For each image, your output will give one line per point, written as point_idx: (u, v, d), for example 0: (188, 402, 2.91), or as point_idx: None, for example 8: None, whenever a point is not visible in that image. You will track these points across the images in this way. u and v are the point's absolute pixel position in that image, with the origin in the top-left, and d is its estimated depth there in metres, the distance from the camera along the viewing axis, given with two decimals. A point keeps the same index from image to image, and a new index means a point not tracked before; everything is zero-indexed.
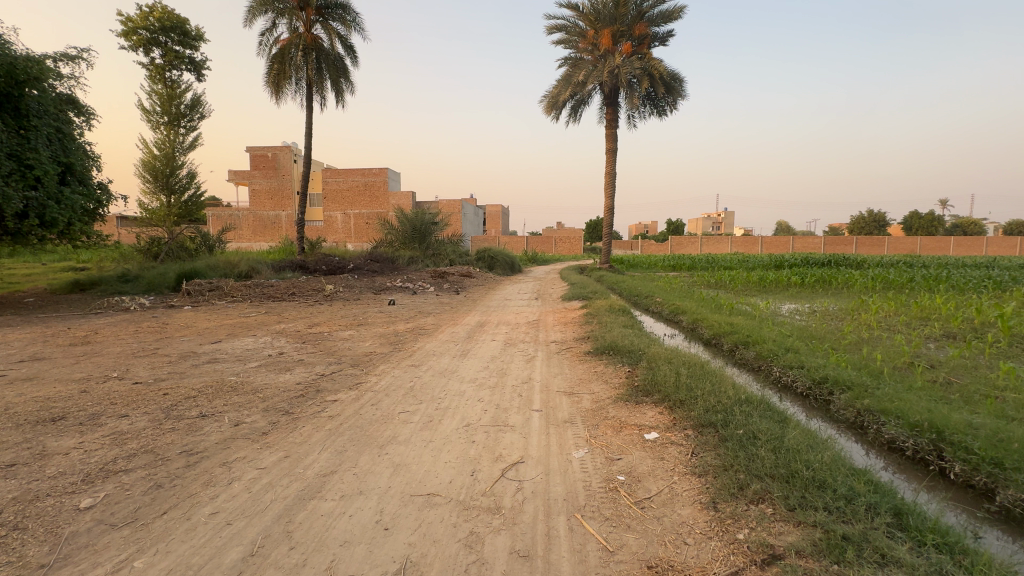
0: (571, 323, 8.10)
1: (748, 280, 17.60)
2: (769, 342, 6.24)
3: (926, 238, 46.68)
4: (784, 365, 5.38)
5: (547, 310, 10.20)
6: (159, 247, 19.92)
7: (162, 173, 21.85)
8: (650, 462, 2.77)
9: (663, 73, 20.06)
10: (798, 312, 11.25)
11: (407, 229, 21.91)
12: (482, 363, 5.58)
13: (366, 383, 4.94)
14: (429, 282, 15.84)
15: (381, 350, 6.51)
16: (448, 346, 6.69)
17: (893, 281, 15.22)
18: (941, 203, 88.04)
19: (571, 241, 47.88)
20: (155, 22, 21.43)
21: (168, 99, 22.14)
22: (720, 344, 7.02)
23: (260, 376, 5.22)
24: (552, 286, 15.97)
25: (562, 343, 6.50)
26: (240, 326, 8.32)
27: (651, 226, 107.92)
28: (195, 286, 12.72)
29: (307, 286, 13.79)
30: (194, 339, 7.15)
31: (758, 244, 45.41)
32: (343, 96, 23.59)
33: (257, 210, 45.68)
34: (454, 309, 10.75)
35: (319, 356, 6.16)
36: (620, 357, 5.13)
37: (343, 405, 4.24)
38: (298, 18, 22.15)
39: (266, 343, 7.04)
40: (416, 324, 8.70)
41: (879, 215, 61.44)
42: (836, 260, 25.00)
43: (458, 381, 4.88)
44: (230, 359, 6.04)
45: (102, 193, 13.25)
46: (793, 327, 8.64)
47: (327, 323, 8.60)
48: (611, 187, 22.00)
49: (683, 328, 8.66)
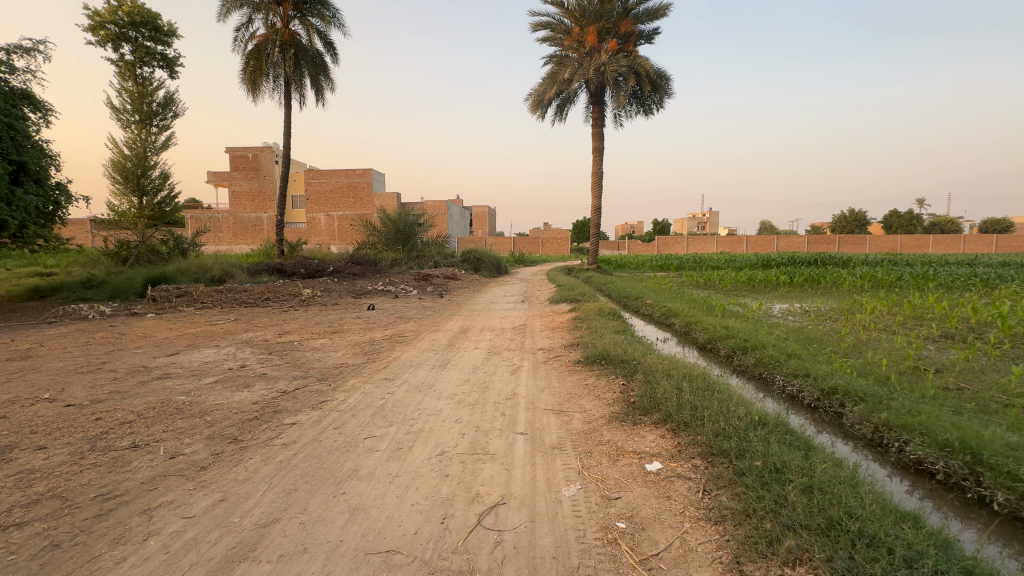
0: (559, 328, 7.65)
1: (736, 280, 17.37)
2: (769, 347, 5.88)
3: (907, 237, 47.36)
4: (788, 373, 5.00)
5: (534, 313, 9.73)
6: (129, 250, 19.10)
7: (133, 173, 20.88)
8: (656, 503, 2.33)
9: (650, 70, 19.81)
10: (791, 313, 10.98)
11: (390, 231, 21.30)
12: (462, 376, 5.10)
13: (334, 400, 4.44)
14: (412, 285, 15.31)
15: (353, 361, 5.98)
16: (426, 356, 6.19)
17: (882, 280, 15.08)
18: (918, 202, 89.68)
19: (558, 242, 47.56)
20: (124, 16, 20.52)
21: (139, 97, 21.25)
22: (717, 350, 6.64)
23: (213, 394, 4.67)
24: (540, 288, 15.57)
25: (550, 351, 6.04)
26: (203, 335, 7.72)
27: (638, 228, 108.49)
28: (161, 291, 12.02)
29: (283, 291, 13.15)
30: (148, 352, 6.53)
31: (743, 243, 45.67)
32: (323, 94, 22.92)
33: (237, 212, 44.52)
34: (436, 313, 10.26)
35: (284, 370, 5.62)
36: (613, 367, 4.70)
37: (302, 430, 3.72)
38: (274, 12, 21.39)
39: (229, 355, 6.47)
40: (395, 331, 8.17)
41: (859, 214, 62.40)
42: (822, 259, 25.00)
43: (435, 397, 4.40)
44: (185, 374, 5.47)
45: (61, 194, 12.50)
46: (790, 330, 8.30)
47: (298, 331, 8.03)
48: (598, 187, 21.68)
49: (676, 331, 8.29)
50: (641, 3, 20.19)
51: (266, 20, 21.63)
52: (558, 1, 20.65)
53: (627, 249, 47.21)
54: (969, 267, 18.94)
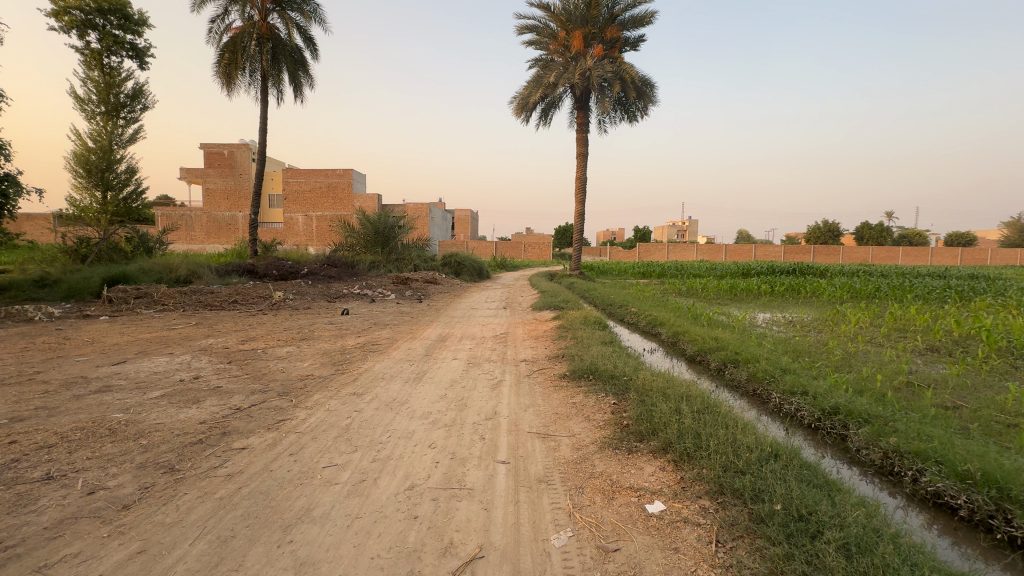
0: (543, 337, 7.29)
1: (719, 288, 17.33)
2: (762, 361, 5.62)
3: (878, 249, 48.68)
4: (784, 390, 4.74)
5: (516, 321, 9.35)
6: (89, 247, 18.07)
7: (97, 167, 19.80)
8: (662, 558, 1.97)
9: (635, 77, 19.77)
10: (775, 323, 10.86)
11: (369, 233, 20.69)
12: (438, 391, 4.67)
13: (294, 419, 3.98)
14: (390, 289, 14.81)
15: (320, 372, 5.50)
16: (401, 367, 5.75)
17: (861, 291, 15.18)
18: (888, 215, 92.62)
19: (540, 247, 47.32)
20: (91, 2, 19.54)
21: (106, 87, 20.24)
22: (706, 362, 6.37)
23: (156, 411, 4.14)
24: (522, 294, 15.21)
25: (533, 363, 5.67)
26: (157, 341, 7.11)
27: (619, 235, 109.67)
28: (119, 292, 11.24)
29: (253, 293, 12.50)
30: (91, 360, 5.91)
31: (722, 252, 46.26)
32: (301, 91, 22.24)
33: (210, 210, 43.06)
34: (414, 319, 9.82)
35: (242, 382, 5.11)
36: (602, 383, 4.35)
37: (252, 457, 3.25)
38: (252, 5, 20.67)
39: (182, 364, 5.91)
40: (369, 338, 7.70)
41: (833, 225, 64.13)
42: (801, 269, 25.24)
43: (407, 417, 3.97)
44: (128, 387, 4.92)
45: (10, 186, 11.68)
46: (777, 341, 8.11)
47: (263, 338, 7.47)
48: (582, 193, 21.53)
49: (663, 342, 8.01)
50: (627, 9, 20.19)
51: (242, 12, 20.89)
52: (544, 5, 20.48)
53: (609, 255, 47.32)
54: (942, 279, 19.28)
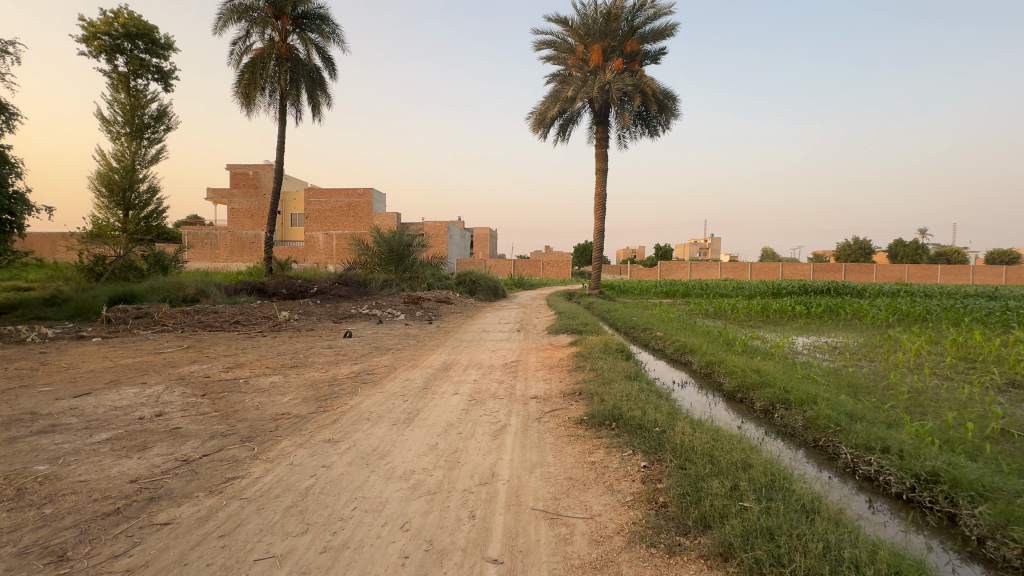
0: (558, 368, 6.44)
1: (750, 308, 16.22)
2: (823, 403, 4.67)
3: (916, 267, 46.45)
4: (857, 444, 3.82)
5: (529, 347, 8.53)
6: (103, 266, 18.32)
7: (120, 186, 19.74)
8: None
9: (656, 90, 19.12)
10: (819, 350, 9.78)
11: (383, 251, 20.24)
12: (429, 440, 3.87)
13: (245, 478, 3.23)
14: (400, 309, 14.20)
15: (299, 410, 4.77)
16: (393, 404, 4.97)
17: (909, 313, 13.88)
18: (922, 233, 88.75)
19: (559, 265, 46.44)
20: (119, 28, 19.95)
21: (132, 109, 20.51)
22: (749, 402, 5.41)
23: (88, 463, 3.45)
24: (538, 315, 14.42)
25: (545, 401, 4.85)
26: (136, 368, 6.51)
27: (640, 252, 108.37)
28: (118, 312, 10.82)
29: (257, 313, 12.01)
30: (53, 391, 5.31)
31: (748, 270, 44.66)
32: (319, 110, 22.22)
33: (234, 229, 43.51)
34: (419, 343, 9.10)
35: (205, 422, 4.41)
36: (628, 436, 3.50)
37: (172, 538, 2.50)
38: (272, 26, 20.82)
39: (150, 397, 5.26)
40: (366, 366, 6.99)
41: (863, 243, 61.78)
42: (836, 288, 23.75)
43: (382, 478, 3.18)
44: (75, 427, 4.25)
45: (19, 204, 11.62)
46: (828, 373, 7.08)
47: (251, 365, 6.82)
48: (602, 209, 20.80)
49: (694, 373, 7.09)
50: (647, 22, 19.67)
51: (263, 33, 21.04)
52: (562, 20, 20.10)
53: (630, 273, 46.27)
54: (996, 300, 17.69)
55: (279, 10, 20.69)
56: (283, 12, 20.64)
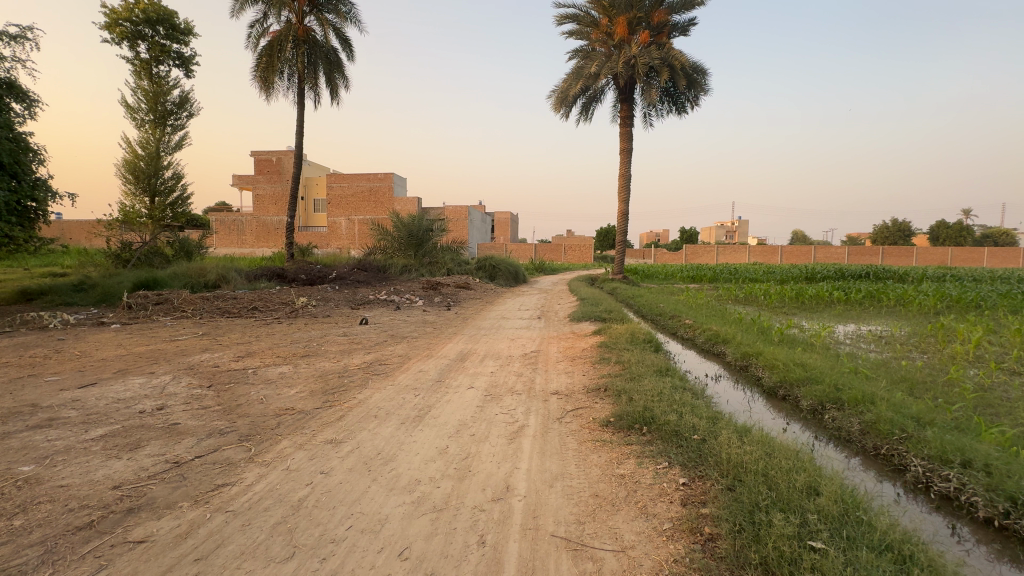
0: (581, 359, 6.01)
1: (784, 294, 15.38)
2: (883, 405, 4.13)
3: (959, 250, 43.95)
4: (930, 456, 3.30)
5: (550, 335, 8.13)
6: (129, 253, 18.35)
7: (145, 173, 19.94)
8: None
9: (686, 63, 18.07)
10: (862, 340, 9.08)
11: (402, 235, 19.97)
12: (438, 443, 3.51)
13: (236, 485, 2.93)
14: (419, 294, 13.94)
15: (304, 405, 4.48)
16: (403, 399, 4.64)
17: (961, 300, 12.87)
18: (965, 213, 83.89)
19: (581, 249, 45.65)
20: (139, 13, 19.89)
21: (155, 96, 20.55)
22: (793, 399, 4.91)
23: (75, 463, 3.21)
24: (559, 301, 13.97)
25: (566, 398, 4.44)
26: (147, 357, 6.36)
27: (664, 235, 106.26)
28: (139, 299, 10.81)
29: (275, 299, 11.89)
30: (60, 381, 5.18)
31: (778, 254, 43.03)
32: (337, 93, 21.89)
33: (259, 215, 44.10)
34: (436, 331, 8.80)
35: (205, 418, 4.15)
36: (663, 444, 3.08)
37: (142, 562, 2.20)
38: (289, 7, 20.42)
39: (155, 388, 5.06)
40: (379, 355, 6.71)
41: (903, 225, 58.79)
42: (876, 273, 22.40)
43: (384, 489, 2.84)
44: (73, 422, 4.04)
45: (44, 190, 11.73)
46: (877, 367, 6.47)
47: (262, 354, 6.60)
48: (626, 191, 20.02)
49: (728, 365, 6.57)
50: None
51: (279, 15, 20.70)
52: None
53: (654, 258, 45.23)
54: None
55: None
56: None
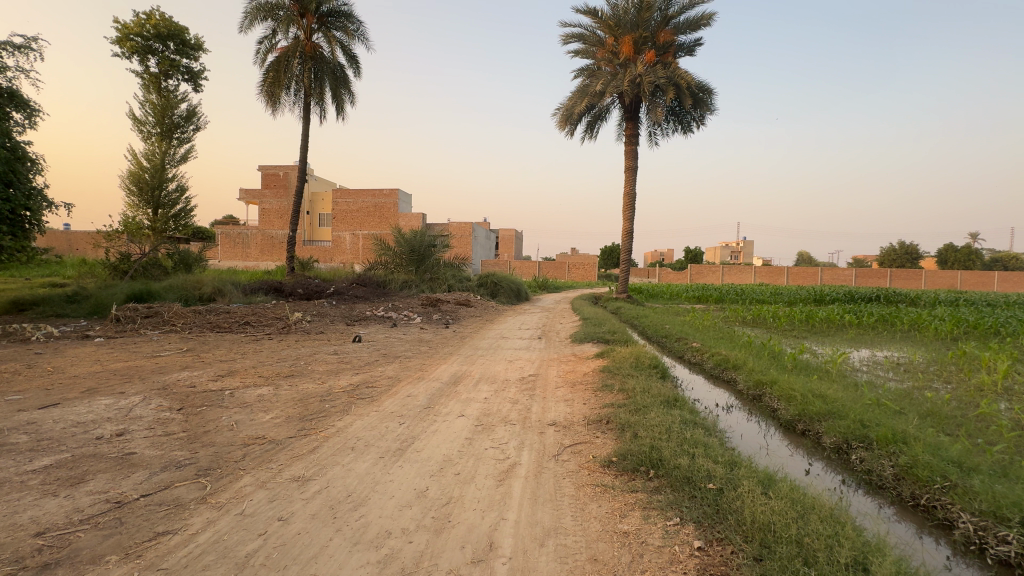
0: (581, 386, 5.61)
1: (795, 316, 14.89)
2: (918, 446, 3.71)
3: (969, 274, 43.35)
4: (982, 511, 2.87)
5: (551, 357, 7.71)
6: (128, 264, 18.06)
7: (150, 185, 19.95)
8: None
9: (691, 82, 18.00)
10: (879, 367, 8.61)
11: (404, 251, 19.71)
12: (418, 483, 3.10)
13: (178, 534, 2.53)
14: (417, 311, 13.58)
15: (277, 433, 4.09)
16: (386, 428, 4.23)
17: (980, 325, 12.37)
18: (972, 236, 83.29)
19: (585, 268, 45.39)
20: (151, 29, 20.10)
21: (163, 109, 20.63)
22: (813, 436, 4.47)
23: (3, 502, 2.82)
24: (562, 320, 13.58)
25: (564, 431, 4.03)
26: (121, 375, 5.99)
27: (669, 255, 106.29)
28: (128, 311, 10.48)
29: (269, 314, 11.53)
30: (21, 401, 4.82)
31: (784, 275, 42.59)
32: (343, 108, 21.95)
33: (264, 229, 44.25)
34: (431, 350, 8.42)
35: (165, 447, 3.76)
36: (674, 492, 2.68)
37: None
38: (297, 24, 20.60)
39: (121, 411, 4.68)
40: (368, 376, 6.31)
41: (911, 248, 58.35)
42: (887, 296, 21.89)
43: (348, 543, 2.43)
44: (20, 448, 3.67)
45: (40, 200, 11.57)
46: (900, 398, 6.02)
47: (243, 373, 6.22)
48: (631, 209, 19.77)
49: (740, 394, 6.13)
50: (682, 12, 18.58)
51: (288, 31, 20.87)
52: (591, 11, 19.20)
53: (659, 277, 44.85)
54: None
55: (305, 8, 20.47)
56: (309, 10, 20.41)
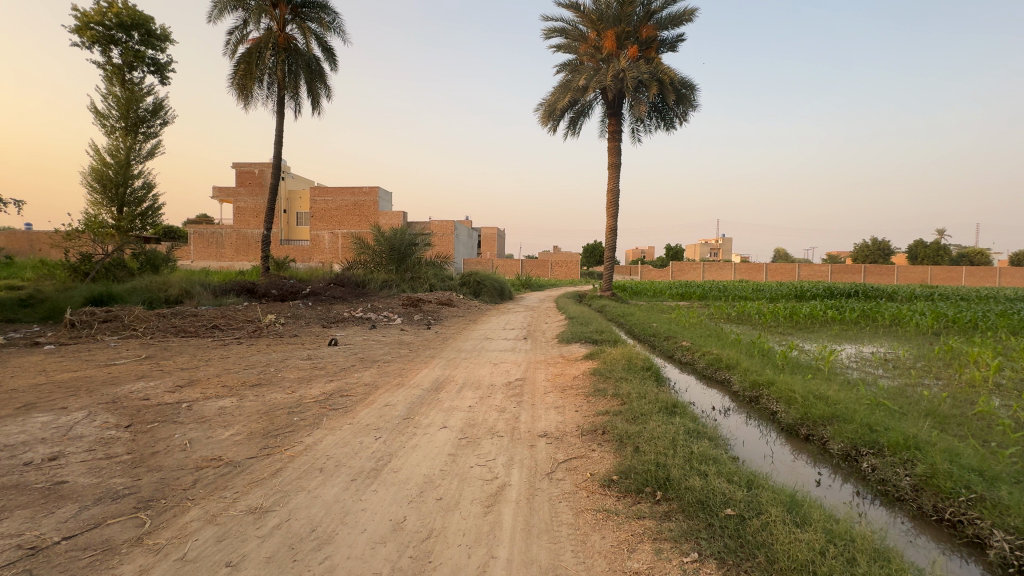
0: (571, 391, 5.27)
1: (779, 313, 14.84)
2: (934, 452, 3.47)
3: (940, 269, 44.64)
4: (1018, 527, 2.62)
5: (538, 360, 7.36)
6: (89, 265, 16.91)
7: (114, 182, 18.99)
8: None
9: (674, 78, 17.85)
10: (868, 364, 8.48)
11: (384, 249, 19.13)
12: (394, 512, 2.71)
13: None
14: (398, 312, 13.09)
15: (236, 453, 3.64)
16: (360, 445, 3.81)
17: (960, 319, 12.46)
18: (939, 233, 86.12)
19: (568, 266, 45.31)
20: (113, 17, 19.03)
21: (127, 102, 19.58)
22: (820, 441, 4.21)
23: None
24: (547, 320, 13.26)
25: (557, 443, 3.68)
26: (65, 388, 5.40)
27: (650, 252, 107.39)
28: (84, 315, 9.75)
29: (239, 317, 10.90)
30: None
31: (763, 271, 43.16)
32: (319, 102, 21.20)
33: (239, 228, 42.94)
34: (412, 353, 8.00)
35: (103, 473, 3.28)
36: (689, 520, 2.35)
37: None
38: (269, 14, 19.78)
39: (57, 430, 4.14)
40: (343, 383, 5.87)
41: (883, 244, 59.97)
42: (865, 291, 22.17)
43: None
44: None
45: None
46: (897, 396, 5.85)
47: (205, 383, 5.70)
48: (614, 205, 19.56)
49: (736, 396, 5.87)
50: (664, 7, 18.41)
51: (259, 22, 20.02)
52: (573, 5, 18.89)
53: (642, 275, 45.03)
54: None
55: None
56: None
